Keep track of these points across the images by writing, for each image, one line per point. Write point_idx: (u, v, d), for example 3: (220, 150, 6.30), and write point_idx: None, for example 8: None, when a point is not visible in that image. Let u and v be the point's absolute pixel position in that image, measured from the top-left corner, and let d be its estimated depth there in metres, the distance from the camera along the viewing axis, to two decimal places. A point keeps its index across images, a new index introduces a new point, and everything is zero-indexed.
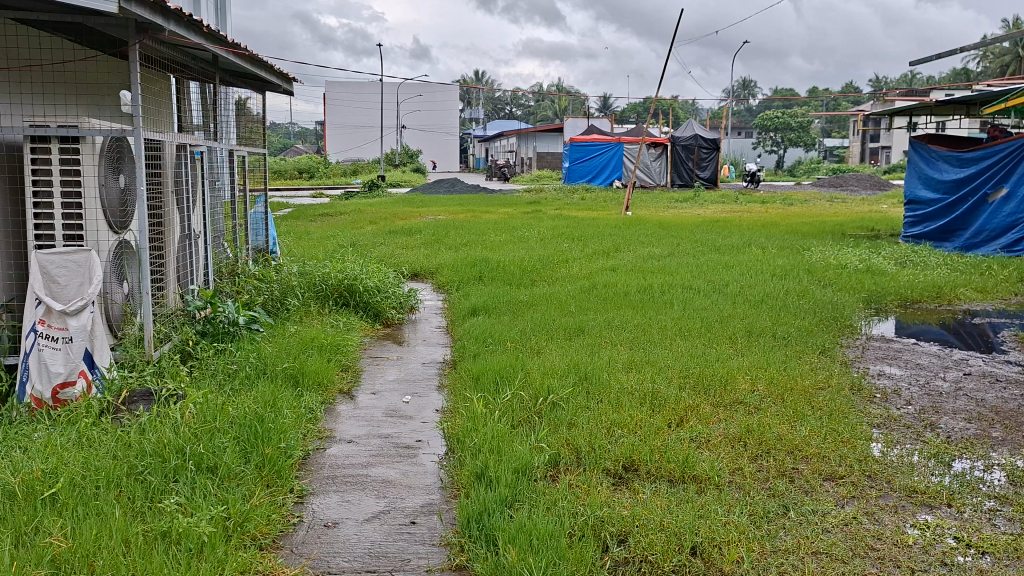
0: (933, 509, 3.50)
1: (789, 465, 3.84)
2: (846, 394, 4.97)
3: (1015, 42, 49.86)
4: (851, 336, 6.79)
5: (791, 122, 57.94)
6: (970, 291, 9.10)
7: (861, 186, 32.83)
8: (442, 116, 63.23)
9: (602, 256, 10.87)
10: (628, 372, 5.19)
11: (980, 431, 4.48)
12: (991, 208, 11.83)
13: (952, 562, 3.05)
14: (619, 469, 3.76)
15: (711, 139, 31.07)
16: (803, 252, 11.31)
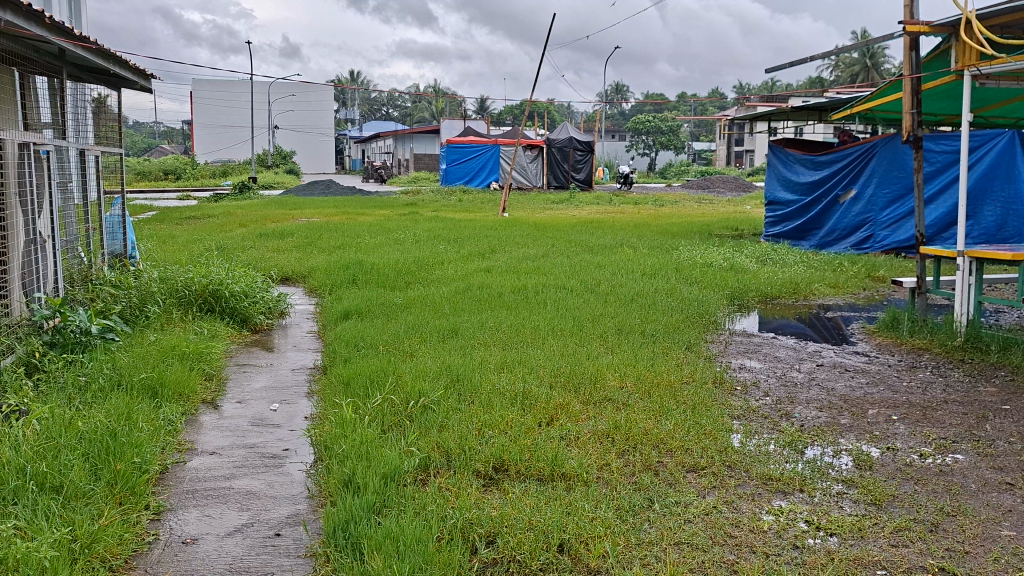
0: (787, 495, 3.67)
1: (654, 459, 3.95)
2: (708, 387, 5.15)
3: (864, 52, 53.28)
4: (715, 332, 7.06)
5: (661, 126, 59.96)
6: (824, 287, 9.64)
7: (726, 188, 34.35)
8: (317, 117, 62.06)
9: (478, 258, 10.92)
10: (499, 373, 5.21)
11: (829, 419, 4.74)
12: (842, 208, 12.60)
13: (803, 544, 3.20)
14: (489, 470, 3.77)
15: (585, 141, 31.79)
16: (671, 251, 11.70)
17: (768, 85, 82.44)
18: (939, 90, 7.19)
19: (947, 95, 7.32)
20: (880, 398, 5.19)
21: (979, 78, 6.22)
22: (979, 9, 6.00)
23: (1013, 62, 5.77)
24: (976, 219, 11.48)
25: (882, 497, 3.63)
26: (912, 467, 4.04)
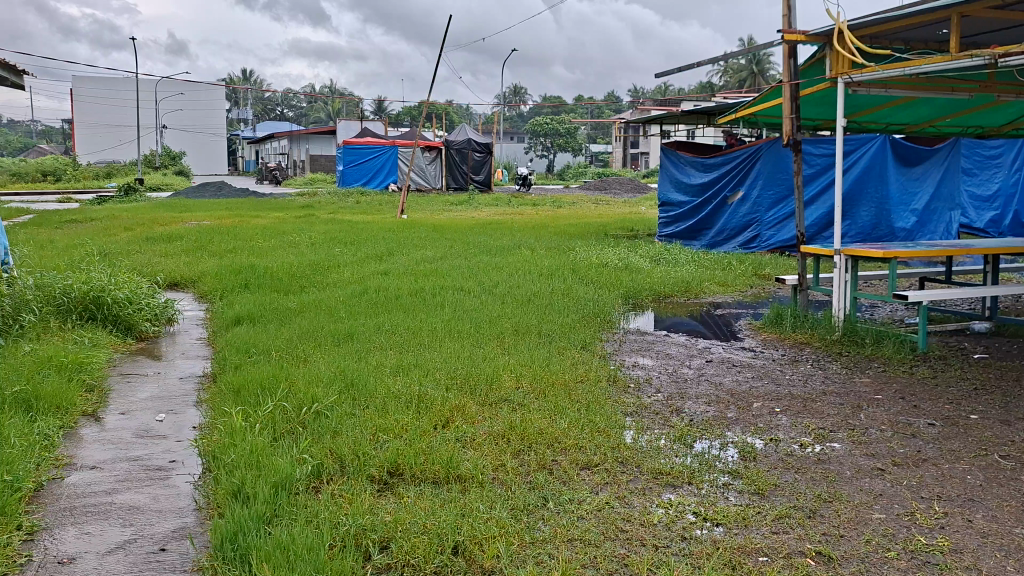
0: (676, 488, 3.78)
1: (548, 458, 4.00)
2: (602, 385, 5.25)
3: (752, 59, 55.40)
4: (610, 331, 7.20)
5: (559, 128, 60.78)
6: (714, 285, 9.96)
7: (622, 189, 35.13)
8: (209, 117, 60.19)
9: (375, 260, 10.81)
10: (395, 376, 5.17)
11: (717, 413, 4.91)
12: (731, 209, 13.07)
13: (690, 535, 3.29)
14: (384, 475, 3.74)
15: (483, 143, 31.92)
16: (568, 252, 11.87)
17: (662, 89, 84.65)
18: (815, 97, 7.54)
19: (823, 102, 7.69)
20: (765, 391, 5.41)
21: (851, 85, 6.56)
22: (850, 20, 6.33)
23: (882, 70, 6.11)
24: (853, 218, 12.05)
25: (764, 486, 3.78)
26: (793, 456, 4.22)
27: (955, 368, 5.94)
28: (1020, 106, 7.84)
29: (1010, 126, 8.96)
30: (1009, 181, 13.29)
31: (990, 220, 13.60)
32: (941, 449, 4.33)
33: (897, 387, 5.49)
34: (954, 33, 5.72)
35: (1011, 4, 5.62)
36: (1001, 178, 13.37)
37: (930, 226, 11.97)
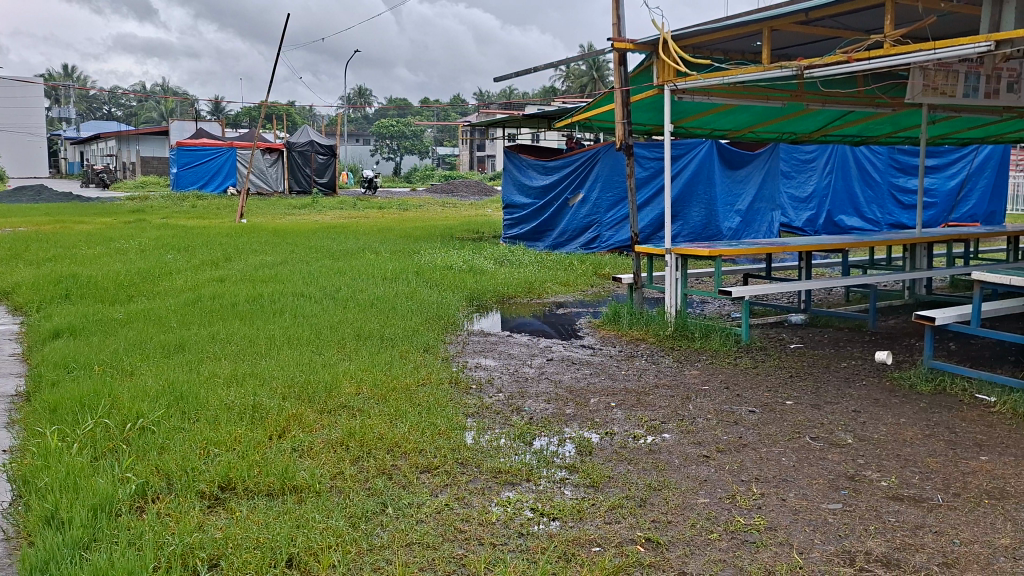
0: (515, 486, 3.85)
1: (388, 463, 3.97)
2: (443, 388, 5.27)
3: (592, 64, 57.17)
4: (454, 332, 7.24)
5: (405, 131, 60.59)
6: (556, 285, 10.21)
7: (469, 192, 35.41)
8: (25, 115, 55.84)
9: (210, 267, 10.38)
10: (229, 387, 4.98)
11: (556, 410, 5.04)
12: (572, 211, 13.42)
13: (527, 531, 3.36)
14: (215, 491, 3.59)
15: (327, 145, 31.32)
16: (413, 255, 11.82)
17: (506, 93, 86.00)
18: (644, 104, 7.87)
19: (652, 109, 8.04)
20: (601, 387, 5.60)
21: (677, 93, 6.92)
22: (674, 31, 6.67)
23: (703, 79, 6.49)
24: (685, 219, 12.72)
25: (599, 479, 3.91)
26: (626, 448, 4.39)
27: (773, 357, 6.37)
28: (827, 114, 8.51)
29: (820, 133, 9.70)
30: (822, 183, 14.46)
31: (806, 220, 14.54)
32: (760, 434, 4.63)
33: (722, 377, 5.82)
34: (766, 45, 6.14)
35: (815, 20, 6.09)
36: (815, 180, 14.49)
37: (753, 225, 12.75)
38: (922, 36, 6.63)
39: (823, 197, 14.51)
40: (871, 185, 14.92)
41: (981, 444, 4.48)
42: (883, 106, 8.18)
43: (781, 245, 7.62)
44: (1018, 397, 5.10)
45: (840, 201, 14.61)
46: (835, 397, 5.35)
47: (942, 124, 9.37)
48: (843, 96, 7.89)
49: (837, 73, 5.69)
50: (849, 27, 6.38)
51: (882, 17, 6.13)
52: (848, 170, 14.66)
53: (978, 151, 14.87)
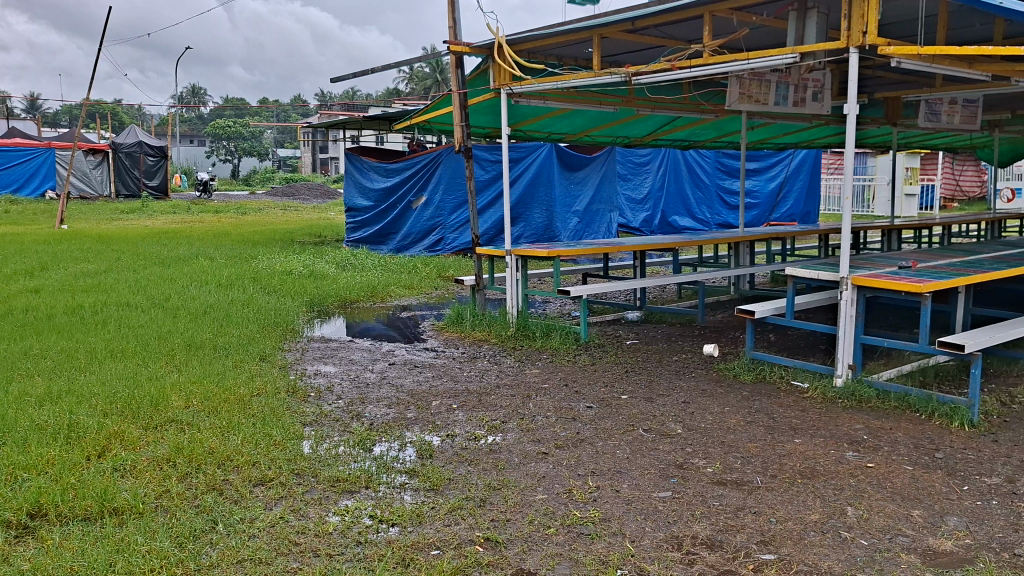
0: (353, 494, 3.78)
1: (219, 478, 3.81)
2: (280, 397, 5.11)
3: (434, 66, 57.21)
4: (292, 340, 7.03)
5: (242, 131, 58.36)
6: (399, 288, 10.14)
7: (311, 195, 34.58)
8: None
9: (23, 277, 9.59)
10: (42, 406, 4.62)
11: (397, 414, 5.00)
12: (415, 213, 13.36)
13: (365, 539, 3.31)
14: (23, 519, 3.32)
15: (157, 146, 29.75)
16: (251, 261, 11.42)
17: (349, 95, 84.59)
18: (482, 108, 7.92)
19: (489, 113, 8.11)
20: (443, 389, 5.60)
21: (513, 96, 7.03)
22: (508, 35, 6.77)
23: (536, 83, 6.63)
24: (527, 221, 12.91)
25: (439, 482, 3.90)
26: (467, 449, 4.41)
27: (610, 354, 6.59)
28: (656, 119, 8.90)
29: (650, 138, 10.11)
30: (656, 184, 15.10)
31: (643, 220, 15.06)
32: (596, 429, 4.77)
33: (561, 375, 5.97)
34: (596, 52, 6.35)
35: (641, 29, 6.34)
36: (651, 182, 15.10)
37: (593, 226, 13.29)
38: (737, 47, 7.05)
39: (657, 198, 15.14)
40: (700, 187, 15.74)
41: (795, 427, 4.82)
42: (706, 113, 8.65)
43: (616, 245, 7.90)
44: (827, 382, 5.53)
45: (673, 203, 15.32)
46: (666, 390, 5.60)
47: (760, 129, 10.00)
48: (670, 102, 8.27)
49: (661, 80, 5.97)
50: (672, 37, 6.70)
51: (701, 28, 6.47)
52: (679, 172, 15.39)
53: (793, 156, 16.15)
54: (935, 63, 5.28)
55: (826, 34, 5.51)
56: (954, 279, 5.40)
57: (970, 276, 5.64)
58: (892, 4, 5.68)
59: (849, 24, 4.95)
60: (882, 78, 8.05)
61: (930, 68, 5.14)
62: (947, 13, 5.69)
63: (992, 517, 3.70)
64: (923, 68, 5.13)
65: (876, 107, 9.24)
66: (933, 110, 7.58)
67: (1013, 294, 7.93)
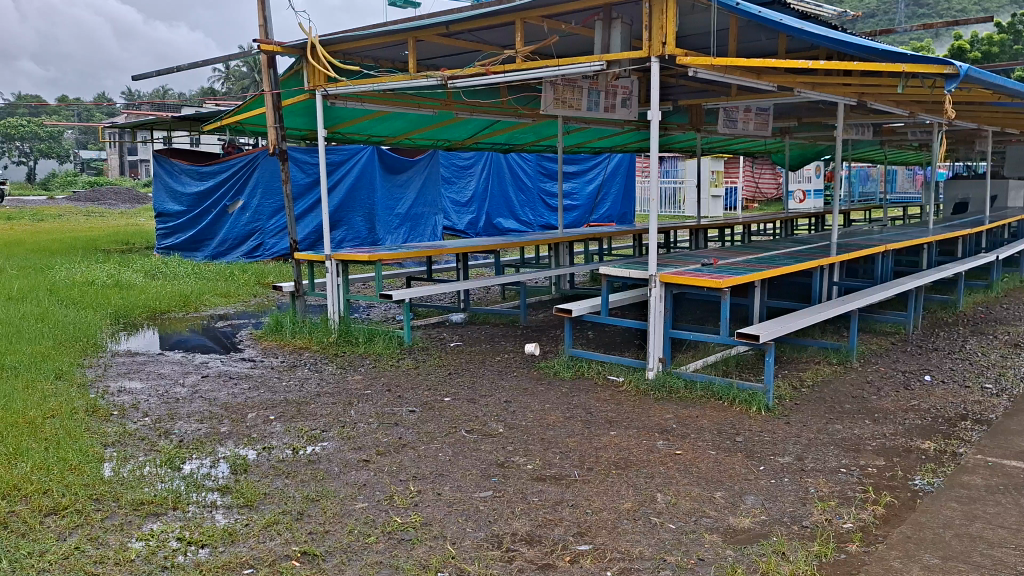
0: (159, 517, 3.56)
1: (4, 510, 3.48)
2: (77, 418, 4.75)
3: (252, 66, 55.25)
4: (94, 355, 6.56)
5: (38, 132, 53.90)
6: (215, 297, 9.69)
7: (119, 200, 32.48)
8: None
9: None
10: None
11: (209, 430, 4.76)
12: (232, 218, 12.82)
13: (171, 564, 3.13)
14: None
15: None
16: (47, 271, 10.55)
17: (161, 93, 80.03)
18: (297, 110, 7.71)
19: (305, 115, 7.89)
20: (259, 401, 5.39)
21: (328, 97, 6.89)
22: (321, 35, 6.63)
23: (352, 85, 6.53)
24: (349, 225, 12.70)
25: (253, 498, 3.75)
26: (284, 462, 4.27)
27: (433, 356, 6.60)
28: (475, 123, 8.99)
29: (471, 142, 10.20)
30: (480, 186, 15.25)
31: (468, 223, 15.23)
32: (419, 433, 4.76)
33: (384, 380, 5.90)
34: (411, 55, 6.34)
35: (455, 33, 6.38)
36: (474, 185, 15.24)
37: (418, 230, 13.33)
38: (549, 54, 7.26)
39: (482, 199, 15.33)
40: (523, 190, 16.07)
41: (611, 420, 5.02)
42: (523, 117, 8.82)
43: (439, 248, 7.91)
44: (640, 375, 5.79)
45: (498, 205, 15.55)
46: (489, 390, 5.67)
47: (576, 133, 10.32)
48: (488, 105, 8.38)
49: (476, 84, 6.04)
50: (486, 42, 6.80)
51: (514, 35, 6.61)
52: (502, 175, 15.61)
53: (610, 159, 16.80)
54: (727, 73, 5.66)
55: (629, 43, 5.76)
56: (750, 274, 5.80)
57: (764, 270, 6.08)
58: (688, 17, 6.03)
59: (650, 35, 5.22)
60: (685, 87, 8.54)
61: (722, 78, 5.51)
62: (737, 27, 6.12)
63: (784, 494, 4.00)
64: (717, 77, 5.49)
65: (681, 114, 9.78)
66: (730, 117, 8.11)
67: (803, 287, 8.65)
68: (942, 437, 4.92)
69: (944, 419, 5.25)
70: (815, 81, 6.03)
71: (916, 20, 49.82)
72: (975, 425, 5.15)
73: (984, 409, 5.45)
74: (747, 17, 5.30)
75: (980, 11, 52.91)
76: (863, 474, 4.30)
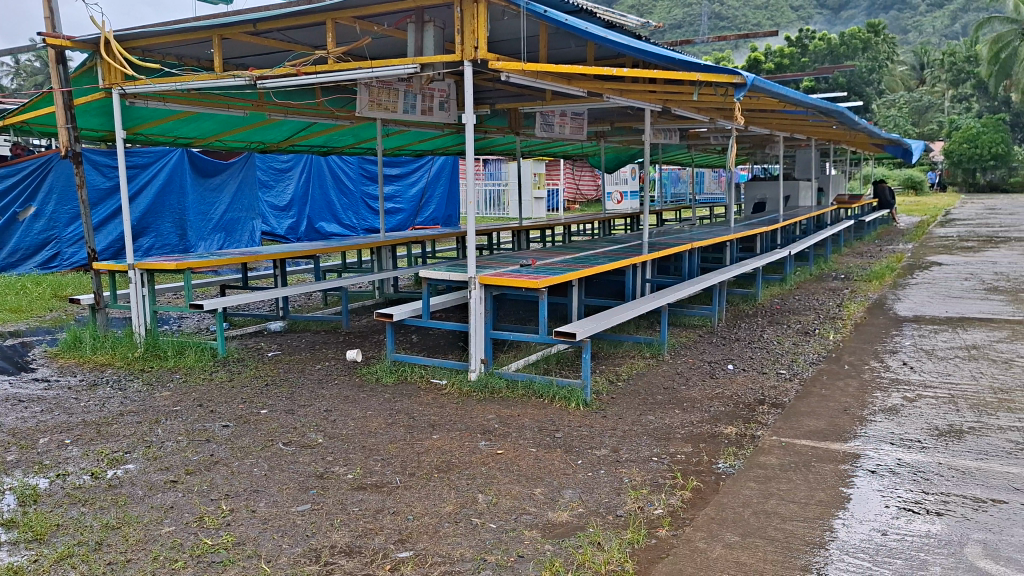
0: None
1: None
2: None
3: (46, 60, 51.04)
4: None
5: None
6: (3, 313, 8.85)
7: None
8: None
9: None
10: None
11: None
12: (20, 226, 11.66)
13: None
14: None
15: None
16: None
17: None
18: (91, 110, 7.18)
19: (101, 115, 7.36)
20: (53, 424, 4.97)
21: (126, 97, 6.46)
22: (116, 30, 6.21)
23: (152, 84, 6.16)
24: (158, 232, 11.97)
25: (43, 531, 3.45)
26: (81, 488, 3.96)
27: (250, 367, 6.34)
28: (290, 124, 8.74)
29: (286, 144, 9.89)
30: (299, 190, 14.79)
31: (289, 227, 14.65)
32: (232, 449, 4.55)
33: (195, 395, 5.60)
34: (216, 54, 6.06)
35: (263, 32, 6.16)
36: (293, 188, 14.72)
37: (235, 235, 13.02)
38: (363, 56, 7.16)
39: (301, 204, 14.87)
40: (345, 193, 15.81)
41: (433, 424, 5.01)
42: (340, 119, 8.66)
43: (254, 255, 7.61)
44: (463, 377, 5.82)
45: (319, 209, 15.19)
46: (308, 400, 5.51)
47: (395, 136, 10.26)
48: (302, 107, 8.16)
49: (286, 84, 5.85)
50: (298, 41, 6.62)
51: (325, 35, 6.48)
52: (323, 178, 15.29)
53: (433, 161, 16.85)
54: (538, 79, 5.79)
55: (442, 46, 5.78)
56: (566, 273, 5.97)
57: (579, 270, 6.27)
58: (500, 22, 6.13)
59: (462, 39, 5.25)
60: (501, 91, 8.70)
61: (534, 83, 5.63)
62: (547, 34, 6.29)
63: (600, 485, 4.15)
64: (529, 83, 5.61)
65: (499, 117, 9.94)
66: (546, 121, 8.33)
67: (618, 285, 9.02)
68: (742, 421, 5.28)
69: (744, 405, 5.63)
70: (622, 88, 6.30)
71: (716, 33, 53.38)
72: (771, 409, 5.56)
73: (778, 393, 5.90)
74: (555, 24, 5.45)
75: (771, 25, 57.49)
76: (672, 461, 4.53)
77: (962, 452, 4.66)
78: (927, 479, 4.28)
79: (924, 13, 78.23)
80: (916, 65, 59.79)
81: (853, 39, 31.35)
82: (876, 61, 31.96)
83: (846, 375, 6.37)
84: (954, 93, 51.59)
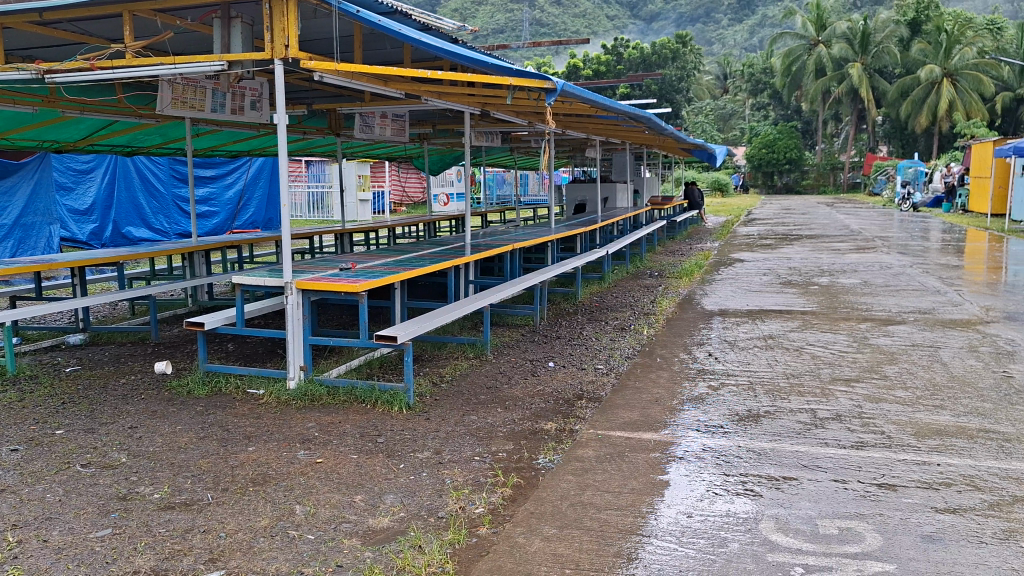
0: None
1: None
2: None
3: None
4: None
5: None
6: None
7: None
8: None
9: None
10: None
11: None
12: None
13: None
14: None
15: None
16: None
17: None
18: None
19: None
20: None
21: None
22: None
23: None
24: None
25: None
26: None
27: (44, 385, 5.85)
28: (88, 122, 8.14)
29: (84, 143, 9.19)
30: (102, 193, 13.86)
31: (91, 233, 13.75)
32: (21, 474, 4.18)
33: None
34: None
35: (51, 22, 5.72)
36: (96, 191, 13.79)
37: (29, 241, 12.07)
38: (167, 51, 6.80)
39: (104, 208, 13.96)
40: (155, 196, 14.93)
41: (248, 436, 4.82)
42: (145, 118, 8.16)
43: (49, 263, 7.01)
44: (281, 386, 5.64)
45: (125, 213, 14.28)
46: (111, 417, 5.15)
47: (206, 136, 9.78)
48: (100, 104, 7.63)
49: (79, 79, 5.46)
50: (92, 34, 6.18)
51: (124, 28, 6.09)
52: (131, 180, 14.35)
53: (251, 163, 16.21)
54: (353, 80, 5.71)
55: (251, 43, 5.57)
56: (386, 276, 5.91)
57: (400, 273, 6.23)
58: (312, 21, 6.00)
59: (271, 36, 5.08)
60: (318, 91, 8.51)
61: (349, 84, 5.54)
62: (361, 34, 6.21)
63: (421, 488, 4.14)
64: (343, 83, 5.52)
65: (319, 118, 9.71)
66: (365, 122, 8.23)
67: (442, 287, 9.05)
68: (562, 417, 5.43)
69: (564, 400, 5.80)
70: (439, 90, 6.32)
71: (537, 38, 54.71)
72: (588, 403, 5.76)
73: (596, 388, 6.12)
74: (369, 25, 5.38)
75: (588, 32, 59.62)
76: (494, 459, 4.60)
77: (758, 435, 5.02)
78: (728, 462, 4.57)
79: (726, 26, 83.80)
80: (719, 75, 64.08)
81: (663, 48, 33.11)
82: (684, 70, 33.86)
83: (658, 368, 6.71)
84: (753, 102, 55.59)
